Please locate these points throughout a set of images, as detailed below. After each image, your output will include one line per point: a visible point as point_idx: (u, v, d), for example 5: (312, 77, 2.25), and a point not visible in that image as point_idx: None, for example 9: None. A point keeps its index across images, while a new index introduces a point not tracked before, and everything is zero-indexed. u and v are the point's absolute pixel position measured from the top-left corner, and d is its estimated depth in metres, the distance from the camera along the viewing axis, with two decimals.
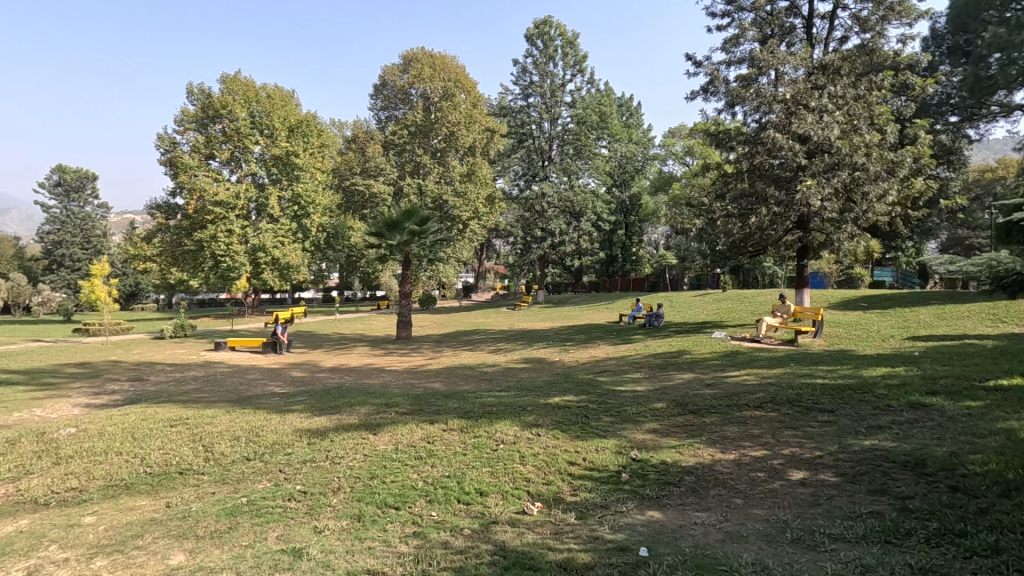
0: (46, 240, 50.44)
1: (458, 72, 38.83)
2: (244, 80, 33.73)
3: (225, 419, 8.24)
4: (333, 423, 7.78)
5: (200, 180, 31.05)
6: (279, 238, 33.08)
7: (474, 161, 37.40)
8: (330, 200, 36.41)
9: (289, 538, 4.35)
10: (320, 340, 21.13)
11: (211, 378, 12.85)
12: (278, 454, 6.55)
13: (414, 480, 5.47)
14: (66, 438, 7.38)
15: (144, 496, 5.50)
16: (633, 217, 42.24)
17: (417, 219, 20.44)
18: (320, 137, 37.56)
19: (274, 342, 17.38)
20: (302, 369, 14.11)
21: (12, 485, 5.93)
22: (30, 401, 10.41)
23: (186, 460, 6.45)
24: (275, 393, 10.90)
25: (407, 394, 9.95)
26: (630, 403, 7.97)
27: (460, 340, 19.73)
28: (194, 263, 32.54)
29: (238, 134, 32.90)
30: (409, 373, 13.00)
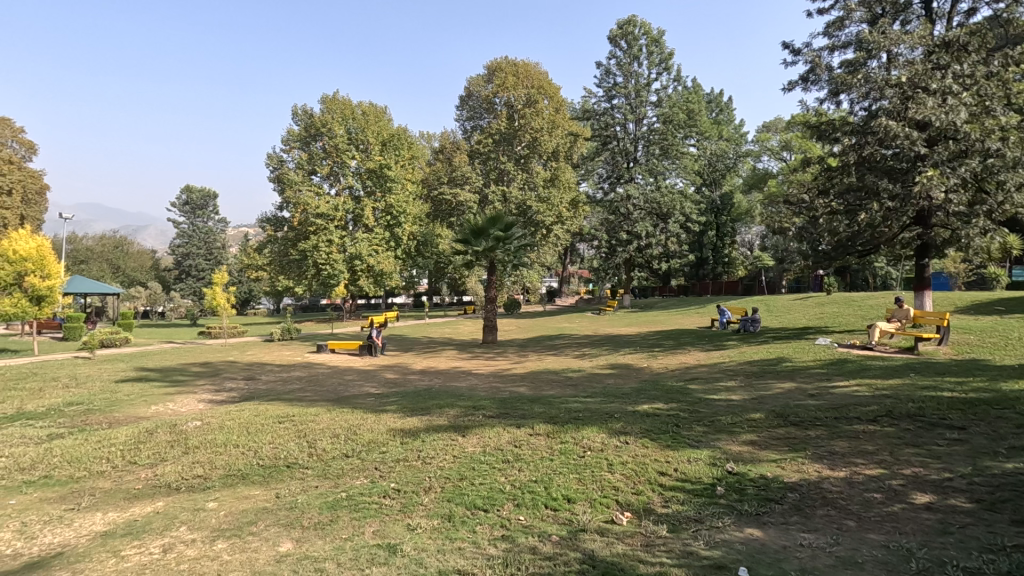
0: (176, 252, 56.49)
1: (540, 78, 39.02)
2: (342, 99, 36.35)
3: (326, 417, 8.80)
4: (424, 424, 8.06)
5: (304, 194, 33.59)
6: (374, 247, 34.88)
7: (558, 166, 37.49)
8: (419, 210, 37.86)
9: (384, 534, 4.54)
10: (411, 344, 22.04)
11: (314, 378, 13.81)
12: (374, 452, 6.88)
13: (501, 484, 5.52)
14: (194, 430, 8.23)
15: (257, 485, 5.99)
16: (725, 217, 40.17)
17: (502, 226, 20.57)
18: (411, 149, 39.25)
19: (370, 345, 18.36)
20: (395, 371, 14.75)
21: (151, 470, 6.68)
22: (164, 396, 11.70)
23: (293, 454, 6.95)
24: (370, 394, 11.47)
25: (493, 397, 10.09)
26: (724, 413, 7.57)
27: (544, 345, 19.69)
28: (299, 272, 35.07)
29: (337, 150, 35.23)
30: (495, 376, 13.23)
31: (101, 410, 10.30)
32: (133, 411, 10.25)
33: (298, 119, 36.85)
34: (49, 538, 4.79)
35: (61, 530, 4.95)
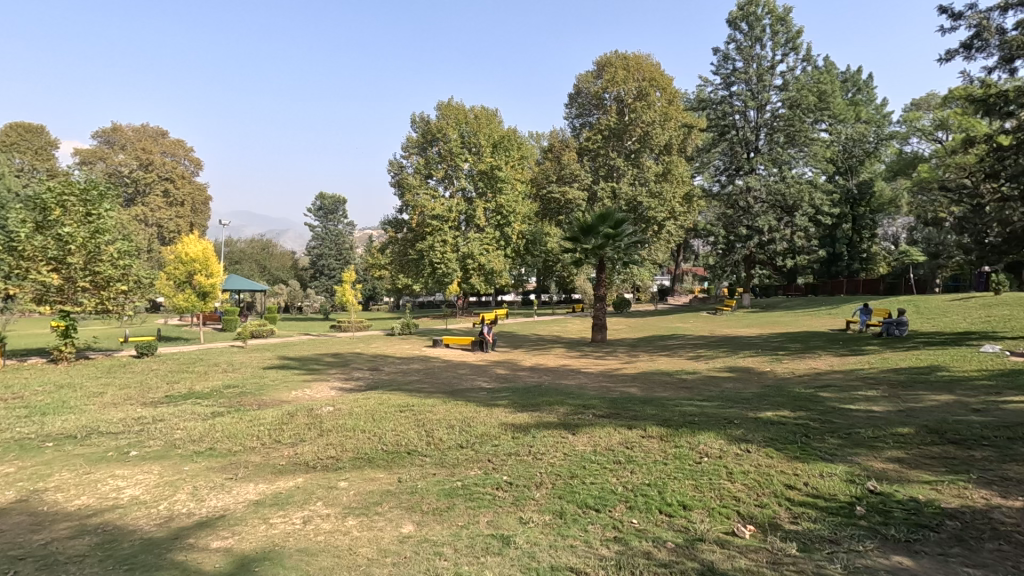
0: (312, 254, 61.72)
1: (652, 69, 37.71)
2: (456, 105, 37.97)
3: (441, 408, 9.22)
4: (534, 420, 8.17)
5: (421, 198, 35.52)
6: (485, 246, 35.97)
7: (671, 160, 36.11)
8: (529, 209, 38.40)
9: (498, 525, 4.66)
10: (521, 341, 22.42)
11: (431, 371, 14.55)
12: (486, 444, 7.09)
13: (614, 485, 5.42)
14: (328, 415, 9.06)
15: (382, 469, 6.43)
16: (864, 208, 36.10)
17: (612, 222, 20.28)
18: (520, 150, 39.88)
19: (481, 340, 19.00)
20: (506, 367, 15.09)
21: (292, 448, 7.45)
22: (302, 382, 13.00)
23: (413, 442, 7.38)
24: (482, 388, 11.85)
25: (603, 396, 9.95)
26: (864, 425, 6.81)
27: (656, 345, 19.03)
28: (417, 271, 37.12)
29: (451, 154, 36.79)
30: (605, 375, 13.06)
31: (252, 393, 11.69)
32: (278, 395, 11.50)
33: (416, 127, 39.02)
34: (213, 502, 5.52)
35: (223, 495, 5.69)
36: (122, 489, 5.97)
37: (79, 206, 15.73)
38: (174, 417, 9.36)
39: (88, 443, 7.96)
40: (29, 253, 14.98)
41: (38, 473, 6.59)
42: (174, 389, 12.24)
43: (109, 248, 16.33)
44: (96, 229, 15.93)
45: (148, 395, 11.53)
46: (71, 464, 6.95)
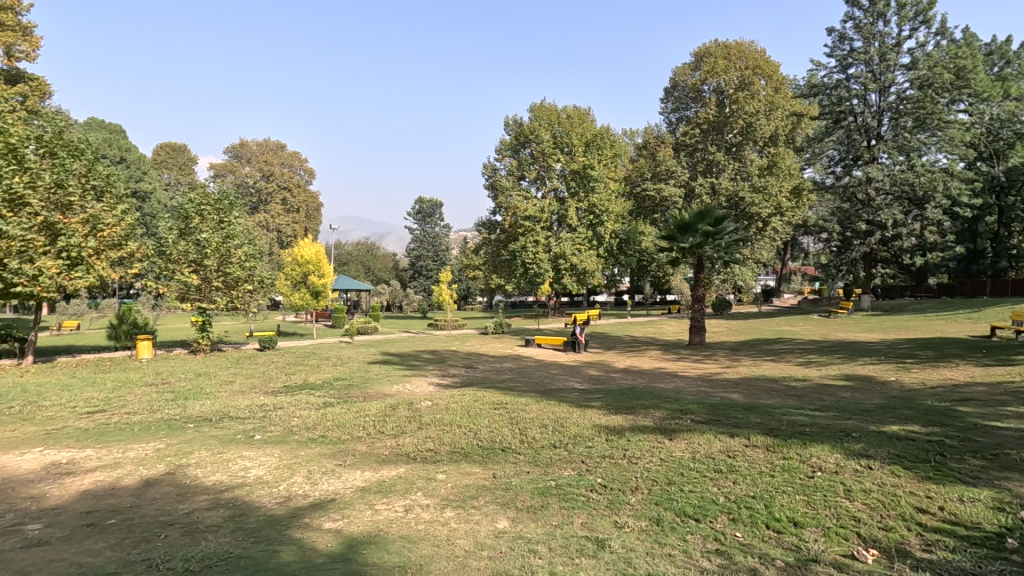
0: (411, 255, 64.05)
1: (757, 57, 35.41)
2: (549, 105, 38.10)
3: (534, 407, 9.29)
4: (629, 423, 7.98)
5: (514, 199, 35.98)
6: (577, 246, 35.76)
7: (777, 152, 33.80)
8: (622, 208, 37.65)
9: (593, 527, 4.61)
10: (614, 342, 22.00)
11: (524, 370, 14.69)
12: (580, 445, 7.05)
13: (715, 495, 5.16)
14: (427, 409, 9.46)
15: (477, 464, 6.59)
16: (1014, 196, 31.16)
17: (711, 219, 19.22)
18: (614, 148, 39.18)
19: (573, 341, 18.88)
20: (598, 368, 14.89)
21: (395, 439, 7.87)
22: (403, 377, 13.67)
23: (507, 439, 7.50)
24: (575, 388, 11.77)
25: (702, 401, 9.51)
26: (1015, 446, 5.93)
27: (760, 349, 17.87)
28: (509, 271, 37.63)
29: (543, 155, 36.93)
30: (704, 379, 12.47)
31: (359, 386, 12.49)
32: (380, 388, 12.18)
33: (509, 129, 39.64)
34: (325, 485, 5.96)
35: (334, 480, 6.13)
36: (249, 469, 6.63)
37: (214, 214, 17.69)
38: (291, 406, 10.23)
39: (222, 425, 8.92)
40: (174, 257, 17.10)
41: (182, 450, 7.49)
42: (291, 380, 13.38)
43: (238, 251, 18.17)
44: (227, 235, 17.79)
45: (270, 385, 12.71)
46: (208, 444, 7.81)
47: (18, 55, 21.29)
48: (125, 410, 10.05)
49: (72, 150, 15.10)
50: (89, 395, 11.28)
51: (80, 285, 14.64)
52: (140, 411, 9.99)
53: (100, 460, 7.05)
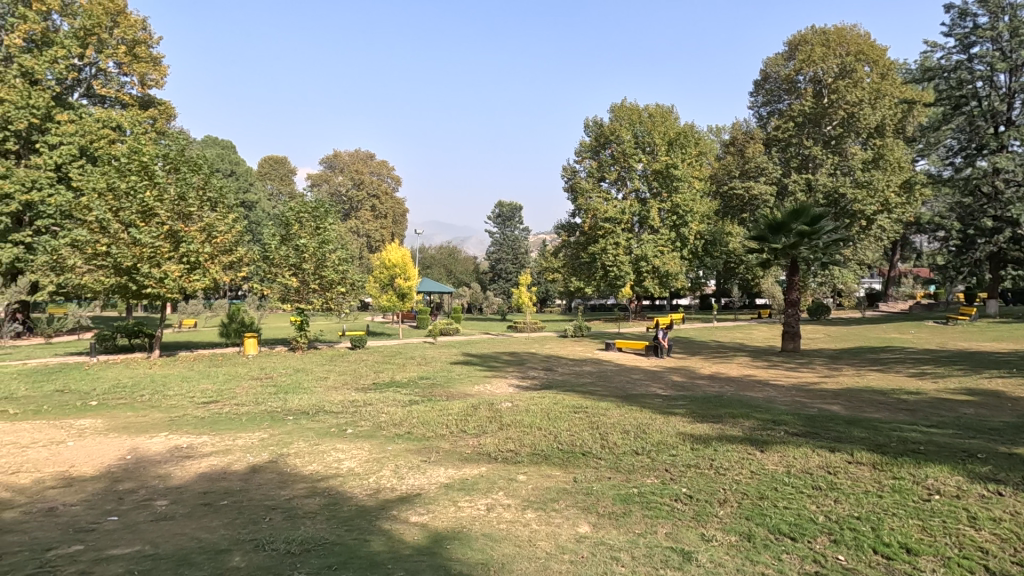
0: (491, 258, 65.11)
1: (860, 41, 32.71)
2: (630, 105, 37.31)
3: (615, 412, 9.13)
4: (716, 433, 7.65)
5: (594, 201, 35.53)
6: (659, 248, 34.77)
7: (884, 143, 31.05)
8: (708, 208, 36.16)
9: (678, 538, 4.46)
10: (698, 347, 21.16)
11: (604, 374, 14.48)
12: (664, 453, 6.83)
13: (813, 513, 4.82)
14: (507, 410, 9.57)
15: (558, 467, 6.58)
16: None
17: (808, 218, 17.85)
18: (698, 145, 37.69)
19: (655, 345, 18.32)
20: (683, 374, 14.38)
21: (476, 438, 8.04)
22: (484, 378, 13.92)
23: (588, 443, 7.43)
24: (657, 395, 11.44)
25: (798, 412, 8.91)
26: None
27: (864, 358, 16.46)
28: (589, 274, 37.21)
29: (624, 156, 36.24)
30: (800, 389, 11.67)
31: (441, 385, 12.87)
32: (462, 388, 12.48)
33: (589, 131, 39.26)
34: (411, 480, 6.20)
35: (420, 476, 6.36)
36: (342, 461, 7.04)
37: (310, 221, 19.03)
38: (379, 402, 10.76)
39: (318, 418, 9.55)
40: (277, 261, 18.52)
41: (283, 441, 8.09)
42: (380, 377, 14.05)
43: (332, 255, 19.35)
44: (322, 240, 19.03)
45: (361, 382, 13.41)
46: (306, 436, 8.38)
47: (150, 84, 23.93)
48: (235, 401, 11.02)
49: (192, 166, 16.81)
50: (205, 387, 12.50)
51: (198, 287, 16.21)
52: (247, 403, 10.90)
53: (214, 446, 7.78)
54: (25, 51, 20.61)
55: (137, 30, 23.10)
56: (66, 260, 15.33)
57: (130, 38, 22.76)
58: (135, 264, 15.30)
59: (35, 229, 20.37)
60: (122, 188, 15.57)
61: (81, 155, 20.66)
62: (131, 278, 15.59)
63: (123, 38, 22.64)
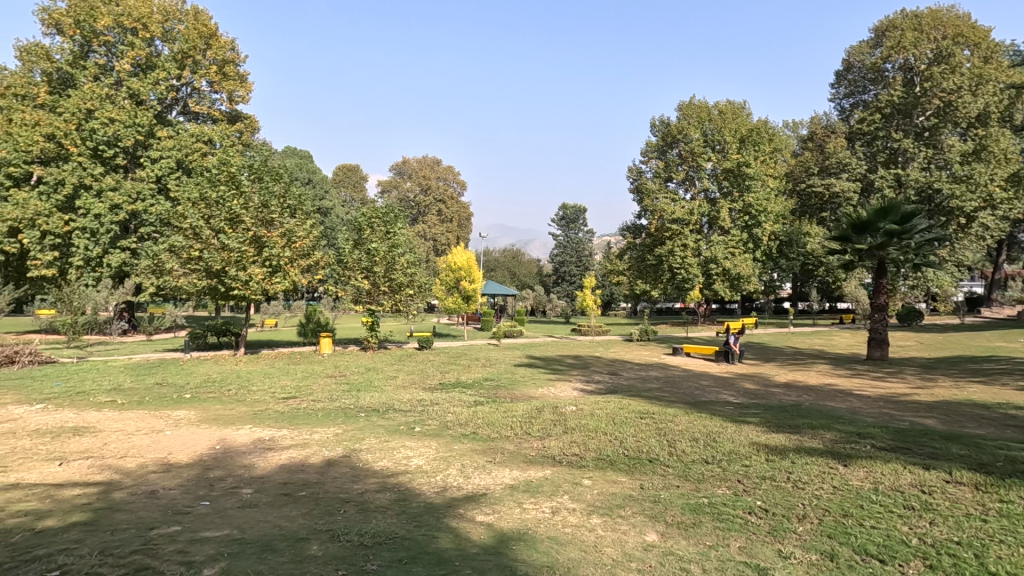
0: (554, 261, 64.44)
1: (959, 23, 30.06)
2: (699, 103, 36.17)
3: (684, 419, 8.86)
4: (793, 444, 7.25)
5: (660, 202, 34.66)
6: (730, 249, 33.40)
7: (987, 133, 28.33)
8: (783, 207, 34.41)
9: (753, 553, 4.27)
10: (773, 354, 20.14)
11: (671, 380, 14.08)
12: (736, 463, 6.55)
13: (905, 535, 4.47)
14: (571, 414, 9.51)
15: (624, 473, 6.46)
16: None
17: (897, 215, 16.54)
18: (773, 142, 35.98)
19: (726, 351, 17.62)
20: (756, 381, 13.73)
21: (540, 441, 8.03)
22: (548, 381, 13.91)
23: (655, 450, 7.24)
24: (728, 402, 10.99)
25: (886, 426, 8.29)
26: None
27: (964, 368, 15.06)
28: (655, 276, 36.34)
29: (692, 155, 35.11)
30: (889, 401, 10.84)
31: (505, 387, 12.97)
32: (526, 391, 12.54)
33: (656, 131, 38.36)
34: (477, 480, 6.29)
35: (485, 476, 6.44)
36: (411, 458, 7.25)
37: (381, 226, 19.74)
38: (446, 402, 10.99)
39: (387, 416, 9.89)
40: (350, 264, 19.37)
41: (356, 436, 8.44)
42: (445, 377, 14.42)
43: (401, 258, 20.04)
44: (392, 244, 19.75)
45: (428, 382, 13.79)
46: (376, 432, 8.70)
47: (237, 99, 25.80)
48: (311, 397, 11.61)
49: (274, 176, 17.90)
50: (284, 383, 13.28)
51: (279, 289, 17.24)
52: (323, 399, 11.48)
53: (293, 440, 8.23)
54: (132, 75, 22.72)
55: (227, 50, 24.94)
56: (165, 264, 16.73)
57: (220, 58, 24.64)
58: (224, 268, 16.49)
59: (139, 236, 22.39)
60: (213, 198, 16.84)
61: (177, 167, 22.55)
62: (220, 281, 16.81)
63: (214, 58, 24.59)
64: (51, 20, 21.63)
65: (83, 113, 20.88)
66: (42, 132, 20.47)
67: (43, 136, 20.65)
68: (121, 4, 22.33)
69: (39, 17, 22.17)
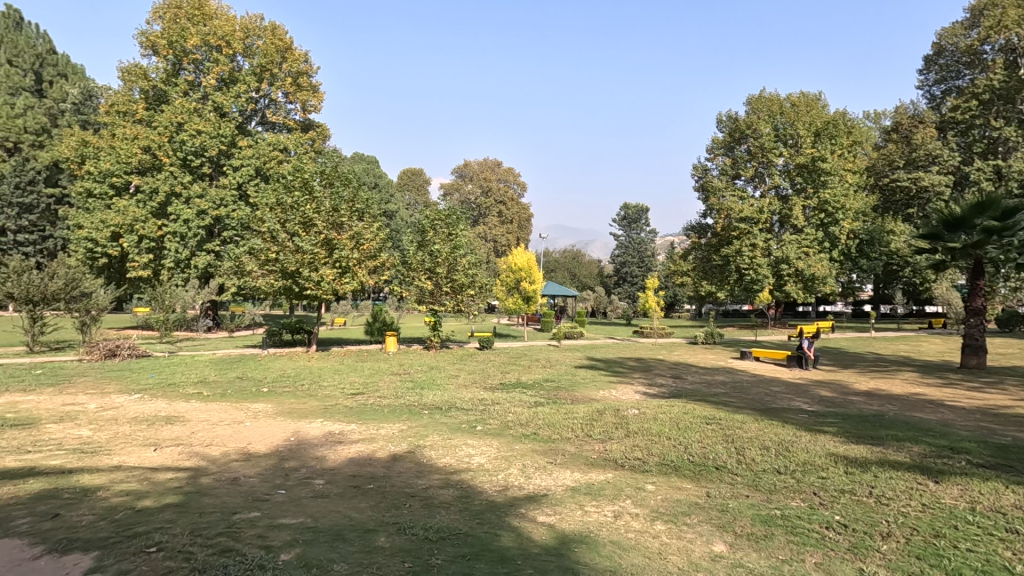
0: (615, 261, 63.39)
1: None
2: (770, 96, 34.59)
3: (753, 426, 8.49)
4: (875, 456, 6.79)
5: (727, 200, 33.39)
6: (804, 249, 31.67)
7: None
8: (864, 203, 32.27)
9: (830, 570, 4.03)
10: (852, 360, 18.89)
11: (740, 385, 13.53)
12: (811, 475, 6.21)
13: (1006, 561, 4.08)
14: (633, 417, 9.34)
15: (689, 480, 6.27)
16: None
17: (997, 210, 15.19)
18: (851, 134, 33.87)
19: (800, 356, 16.70)
20: (834, 389, 12.94)
21: (601, 444, 7.94)
22: (609, 383, 13.70)
23: (722, 457, 6.99)
24: (802, 410, 10.43)
25: (983, 440, 7.60)
26: None
27: None
28: (721, 277, 35.00)
29: (762, 150, 33.50)
30: (987, 413, 9.92)
31: (565, 388, 12.91)
32: (587, 392, 12.42)
33: (723, 126, 37.01)
34: (538, 480, 6.31)
35: (546, 477, 6.44)
36: (473, 456, 7.36)
37: (444, 228, 20.17)
38: (507, 402, 11.08)
39: (450, 415, 10.08)
40: (414, 265, 19.91)
41: (420, 433, 8.66)
42: (506, 377, 14.53)
43: (463, 259, 20.39)
44: (455, 246, 20.14)
45: (489, 381, 13.94)
46: (440, 430, 8.90)
47: (310, 109, 27.11)
48: (378, 394, 12.02)
49: (344, 180, 18.64)
50: (353, 380, 13.84)
51: (348, 289, 17.96)
52: (388, 396, 11.87)
53: (361, 434, 8.56)
54: (217, 90, 24.36)
55: (301, 62, 26.28)
56: (246, 266, 17.84)
57: (295, 70, 26.00)
58: (298, 269, 17.39)
59: (223, 240, 23.96)
60: (289, 203, 17.82)
61: (256, 174, 24.00)
62: (295, 281, 17.72)
63: (290, 71, 25.99)
64: (148, 42, 23.54)
65: (174, 126, 22.65)
66: (140, 145, 22.38)
67: (140, 148, 22.59)
68: (208, 24, 23.99)
69: (138, 40, 24.24)
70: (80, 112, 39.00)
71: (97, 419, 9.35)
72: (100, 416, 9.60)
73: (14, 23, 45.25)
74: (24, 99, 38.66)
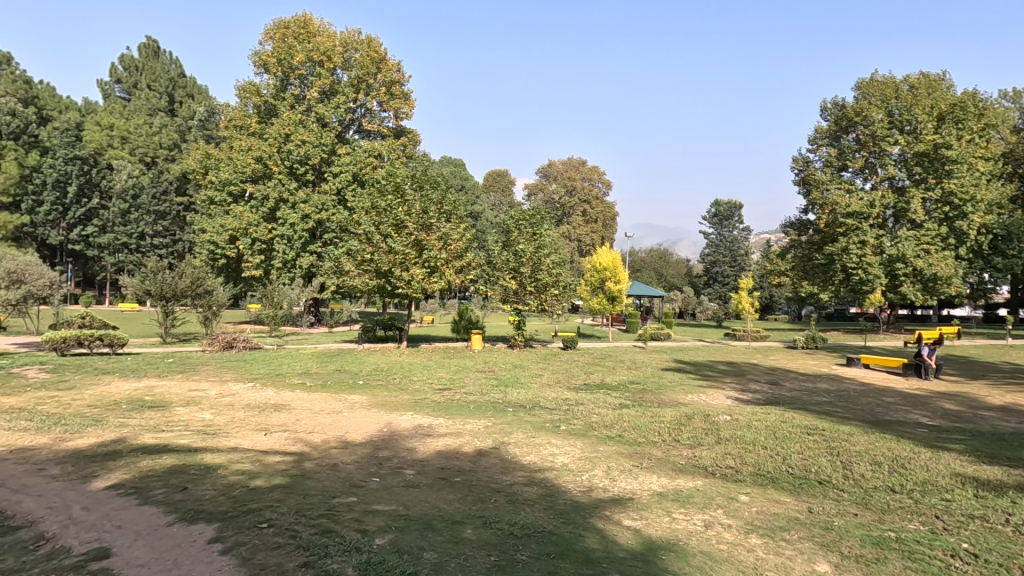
0: (705, 260, 60.65)
1: None
2: (883, 79, 31.60)
3: (861, 439, 7.81)
4: (1012, 480, 6.01)
5: (832, 193, 30.92)
6: (923, 246, 28.60)
7: None
8: (998, 194, 28.58)
9: None
10: (983, 370, 16.80)
11: (847, 394, 12.48)
12: (931, 496, 5.61)
13: None
14: (724, 423, 8.92)
15: (787, 493, 5.87)
16: None
17: None
18: (983, 116, 30.10)
19: (918, 364, 15.11)
20: (961, 401, 11.57)
21: (691, 450, 7.63)
22: (698, 387, 13.17)
23: (825, 471, 6.48)
24: (921, 423, 9.43)
25: None
26: None
27: None
28: (825, 277, 32.39)
29: (874, 139, 30.61)
30: None
31: (651, 391, 12.56)
32: (675, 396, 12.02)
33: (828, 114, 34.35)
34: (623, 483, 6.19)
35: (632, 480, 6.30)
36: (557, 455, 7.36)
37: (529, 228, 20.32)
38: (591, 403, 10.97)
39: (534, 413, 10.15)
40: (499, 265, 20.24)
41: (504, 430, 8.79)
42: (590, 378, 14.39)
43: (547, 259, 20.42)
44: (539, 245, 20.21)
45: (572, 381, 13.87)
46: (524, 428, 8.97)
47: (402, 116, 28.28)
48: (464, 390, 12.35)
49: (433, 183, 19.26)
50: (440, 376, 14.31)
51: (436, 288, 18.56)
52: (474, 392, 12.15)
53: (448, 429, 8.83)
54: (319, 101, 26.09)
55: (394, 72, 27.49)
56: (345, 267, 19.02)
57: (389, 79, 27.24)
58: (390, 269, 18.27)
59: (324, 242, 25.63)
60: (382, 206, 18.76)
61: (353, 180, 25.43)
62: (387, 280, 18.63)
63: (384, 80, 27.25)
64: (261, 61, 25.74)
65: (282, 137, 24.61)
66: (253, 156, 24.62)
67: (253, 159, 24.81)
68: (312, 41, 25.81)
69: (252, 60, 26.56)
70: (205, 128, 43.44)
71: (217, 404, 10.38)
72: (220, 402, 10.64)
73: (153, 52, 51.14)
74: (160, 118, 43.71)
